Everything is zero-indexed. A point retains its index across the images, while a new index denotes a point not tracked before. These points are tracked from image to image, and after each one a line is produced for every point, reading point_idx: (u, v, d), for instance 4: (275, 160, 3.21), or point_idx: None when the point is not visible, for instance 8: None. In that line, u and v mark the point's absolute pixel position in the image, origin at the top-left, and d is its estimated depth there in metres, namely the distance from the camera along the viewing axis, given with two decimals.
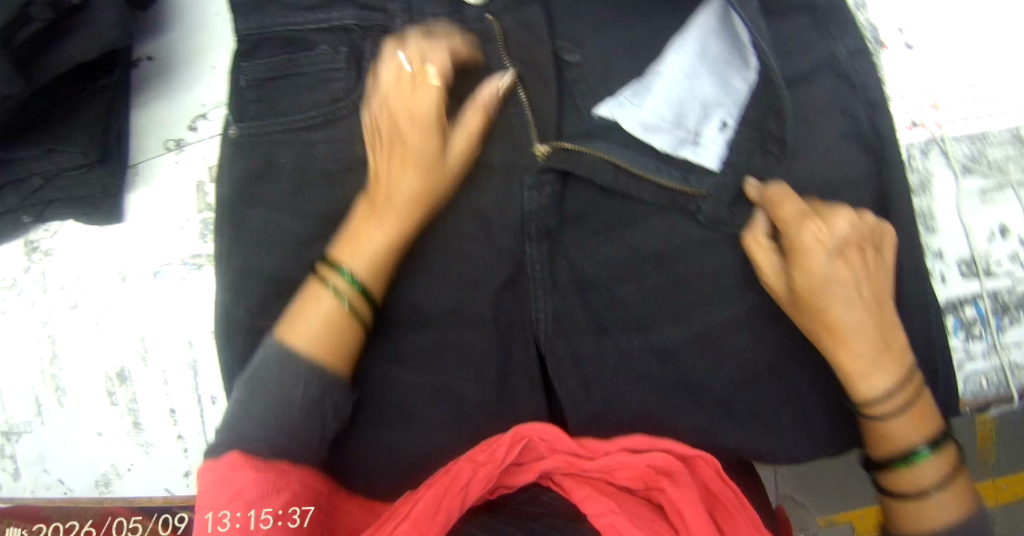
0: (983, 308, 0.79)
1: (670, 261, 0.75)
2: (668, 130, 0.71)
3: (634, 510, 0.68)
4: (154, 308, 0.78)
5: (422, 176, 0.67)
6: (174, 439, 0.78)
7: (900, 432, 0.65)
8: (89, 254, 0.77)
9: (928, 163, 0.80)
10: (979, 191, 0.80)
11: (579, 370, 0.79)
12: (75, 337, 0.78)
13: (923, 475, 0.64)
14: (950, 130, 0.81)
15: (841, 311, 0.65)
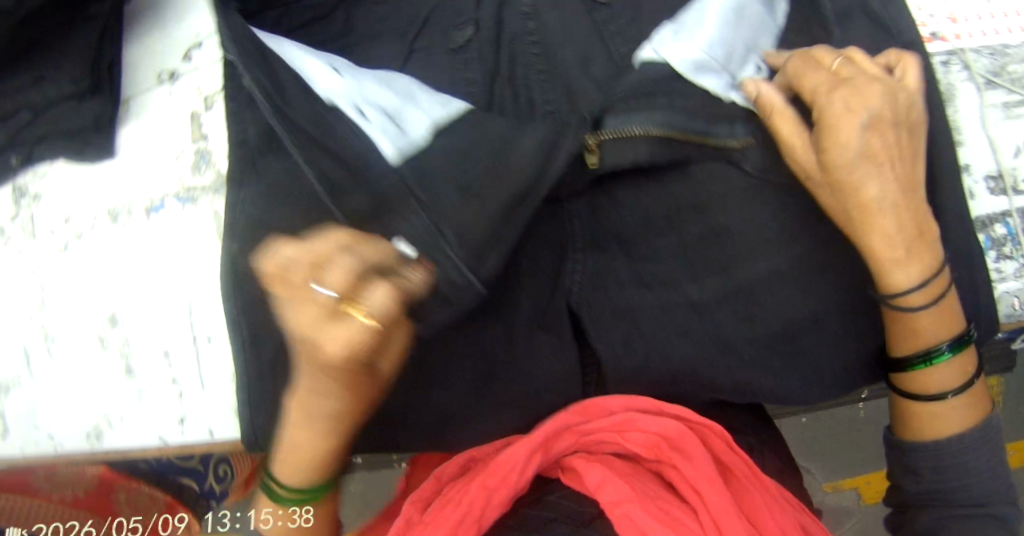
0: (1013, 225, 0.73)
1: (714, 208, 0.67)
2: (715, 66, 0.65)
3: (649, 494, 0.60)
4: (144, 244, 0.70)
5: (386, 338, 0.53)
6: (169, 383, 0.70)
7: (923, 332, 0.65)
8: (85, 192, 0.72)
9: (959, 76, 0.76)
10: (1003, 104, 0.75)
11: (620, 321, 0.71)
12: (64, 280, 0.71)
13: (939, 379, 0.66)
14: (965, 42, 0.78)
15: (869, 187, 0.60)
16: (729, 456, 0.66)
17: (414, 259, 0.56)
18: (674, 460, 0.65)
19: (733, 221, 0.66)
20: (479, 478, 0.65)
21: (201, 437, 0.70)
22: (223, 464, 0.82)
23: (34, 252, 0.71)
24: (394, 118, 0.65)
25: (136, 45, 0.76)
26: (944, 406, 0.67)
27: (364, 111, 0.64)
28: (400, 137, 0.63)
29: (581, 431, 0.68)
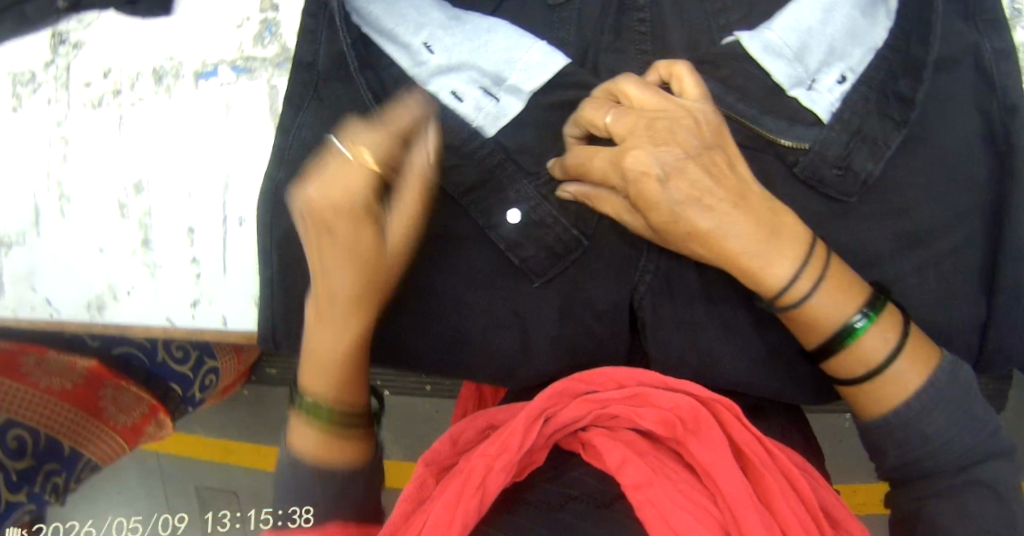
0: None
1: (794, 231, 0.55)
2: (789, 59, 0.55)
3: (674, 475, 0.48)
4: (185, 115, 0.65)
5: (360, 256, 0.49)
6: (187, 261, 0.65)
7: (892, 390, 0.52)
8: (128, 49, 0.67)
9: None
10: None
11: (679, 329, 0.58)
12: (92, 137, 0.67)
13: (902, 375, 0.51)
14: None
15: (778, 270, 0.50)
16: (751, 441, 0.51)
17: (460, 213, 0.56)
18: (682, 436, 0.51)
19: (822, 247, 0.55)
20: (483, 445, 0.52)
21: (214, 324, 0.65)
22: (211, 376, 0.86)
23: (64, 103, 0.67)
24: (490, 89, 0.59)
25: None
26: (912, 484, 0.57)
27: (458, 90, 0.58)
28: (496, 118, 0.59)
29: (597, 401, 0.54)
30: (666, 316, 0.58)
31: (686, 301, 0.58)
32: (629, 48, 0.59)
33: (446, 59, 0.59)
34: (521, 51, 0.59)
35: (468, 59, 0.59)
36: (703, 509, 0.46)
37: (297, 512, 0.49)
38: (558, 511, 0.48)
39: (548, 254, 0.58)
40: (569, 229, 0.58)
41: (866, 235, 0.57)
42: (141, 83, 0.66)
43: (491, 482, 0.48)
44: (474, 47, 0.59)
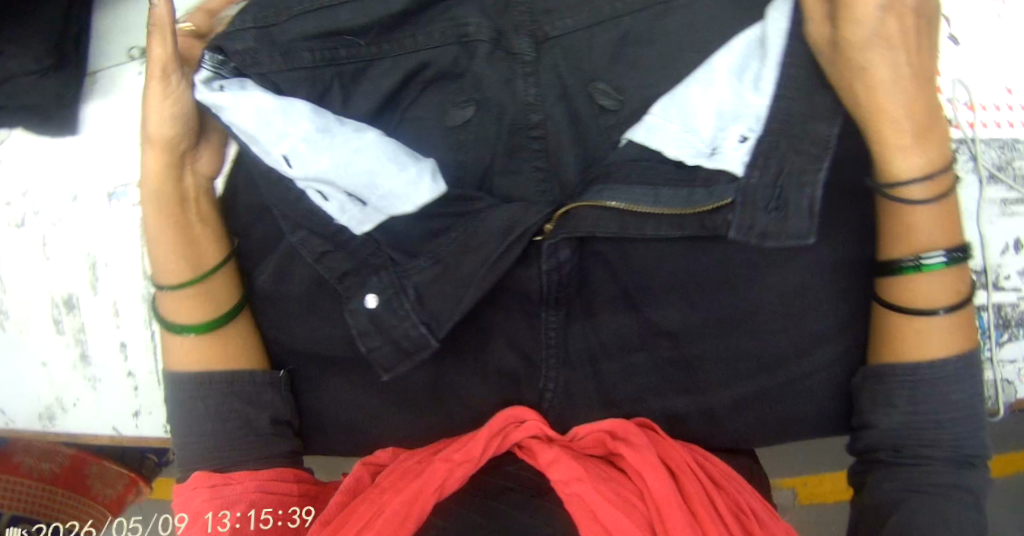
0: (984, 321, 0.64)
1: (684, 341, 0.59)
2: (678, 140, 0.54)
3: (607, 478, 0.52)
4: (105, 234, 0.66)
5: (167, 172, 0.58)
6: (122, 376, 0.67)
7: (932, 293, 0.52)
8: (43, 167, 0.66)
9: (963, 161, 0.62)
10: (1002, 200, 0.62)
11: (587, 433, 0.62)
12: (17, 255, 0.67)
13: (931, 288, 0.52)
14: (986, 129, 0.62)
15: (918, 160, 0.50)
16: (679, 456, 0.55)
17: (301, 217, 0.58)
18: (620, 447, 0.55)
19: (708, 356, 0.59)
20: (444, 451, 0.55)
21: (155, 432, 0.68)
22: None
23: None
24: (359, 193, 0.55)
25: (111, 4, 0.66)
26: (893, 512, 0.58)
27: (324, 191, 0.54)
28: (363, 221, 0.55)
29: (543, 428, 0.57)
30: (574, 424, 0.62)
31: (591, 410, 0.61)
32: (522, 168, 0.59)
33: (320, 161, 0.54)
34: (384, 175, 0.55)
35: (326, 174, 0.53)
36: (629, 503, 0.50)
37: (297, 512, 0.57)
38: (499, 499, 0.52)
39: (393, 348, 0.57)
40: (418, 325, 0.56)
41: (763, 337, 0.58)
42: (59, 202, 0.66)
43: (438, 478, 0.52)
44: (332, 156, 0.54)
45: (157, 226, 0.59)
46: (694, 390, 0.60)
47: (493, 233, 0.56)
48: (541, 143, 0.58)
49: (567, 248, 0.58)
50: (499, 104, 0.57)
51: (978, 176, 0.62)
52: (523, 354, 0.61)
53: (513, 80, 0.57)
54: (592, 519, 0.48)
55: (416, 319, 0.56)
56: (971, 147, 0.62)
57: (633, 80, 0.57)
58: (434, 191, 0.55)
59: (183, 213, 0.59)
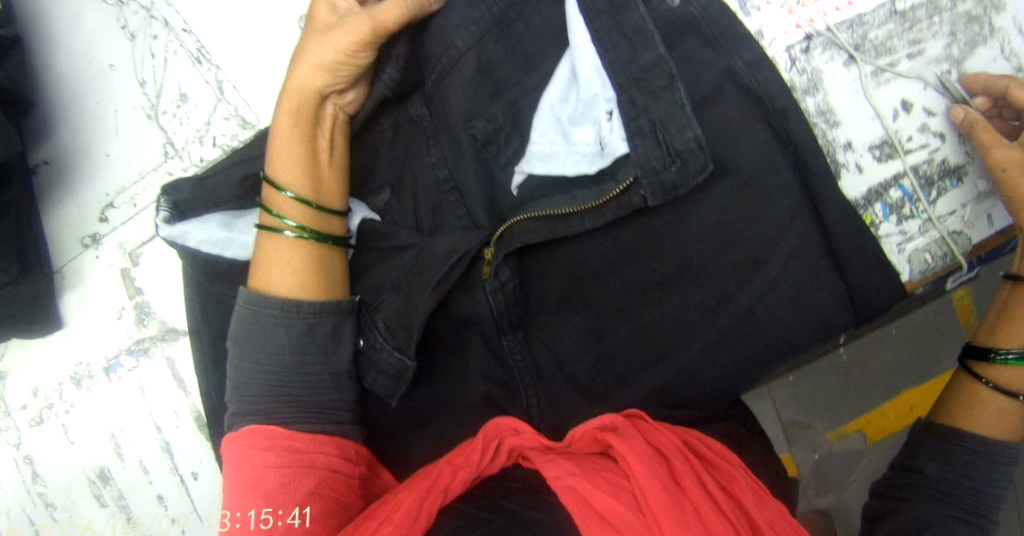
0: (908, 187, 0.67)
1: (633, 311, 0.64)
2: (564, 152, 0.60)
3: (596, 468, 0.54)
4: (114, 406, 0.72)
5: (312, 62, 0.59)
6: (169, 525, 0.72)
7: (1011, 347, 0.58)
8: (45, 362, 0.73)
9: (819, 55, 0.66)
10: (870, 73, 0.66)
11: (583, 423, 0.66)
12: (46, 448, 0.74)
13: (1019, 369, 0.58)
14: (829, 18, 0.66)
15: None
16: (666, 442, 0.57)
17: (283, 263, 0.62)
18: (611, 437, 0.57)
19: (659, 318, 0.64)
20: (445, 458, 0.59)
21: None
22: None
23: (12, 428, 0.74)
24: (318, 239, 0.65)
25: (53, 206, 0.70)
26: (1008, 407, 0.58)
27: None
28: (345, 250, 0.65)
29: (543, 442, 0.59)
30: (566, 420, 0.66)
31: (578, 406, 0.66)
32: (449, 219, 0.66)
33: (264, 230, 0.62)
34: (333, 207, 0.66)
35: None
36: (614, 486, 0.52)
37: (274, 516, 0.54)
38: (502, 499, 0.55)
39: (388, 378, 0.63)
40: (393, 354, 0.62)
41: (703, 283, 0.63)
42: (65, 392, 0.73)
43: (443, 487, 0.56)
44: None
45: (289, 163, 0.60)
46: (662, 353, 0.64)
47: (438, 259, 0.61)
48: (456, 194, 0.66)
49: (506, 270, 0.62)
50: (411, 180, 0.68)
51: (839, 61, 0.66)
52: (498, 382, 0.66)
53: (417, 146, 0.67)
54: (584, 508, 0.50)
55: (390, 348, 0.62)
56: (822, 38, 0.66)
57: (502, 109, 0.63)
58: (373, 219, 0.66)
59: (317, 134, 0.61)
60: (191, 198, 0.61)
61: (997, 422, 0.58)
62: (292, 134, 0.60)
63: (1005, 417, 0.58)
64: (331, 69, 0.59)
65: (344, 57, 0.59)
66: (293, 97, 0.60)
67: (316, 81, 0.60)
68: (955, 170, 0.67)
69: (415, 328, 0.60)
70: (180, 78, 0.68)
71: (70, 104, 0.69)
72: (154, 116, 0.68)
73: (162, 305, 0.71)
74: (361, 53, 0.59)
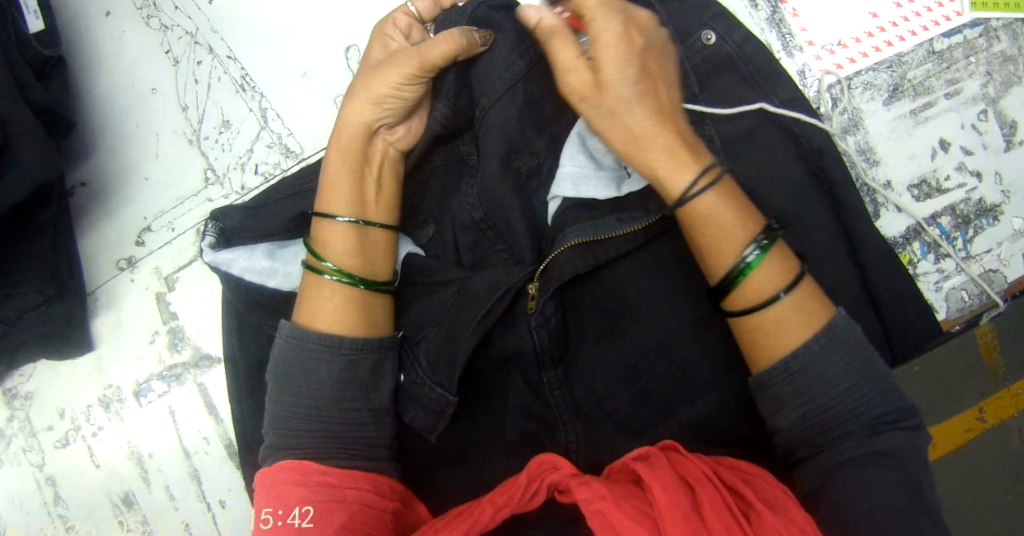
0: (945, 226, 0.67)
1: (673, 348, 0.63)
2: (595, 176, 0.61)
3: (626, 495, 0.51)
4: (141, 431, 0.71)
5: (361, 99, 0.60)
6: None
7: (765, 281, 0.50)
8: (74, 384, 0.72)
9: (858, 94, 0.67)
10: (908, 113, 0.67)
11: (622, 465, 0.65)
12: (71, 470, 0.73)
13: (765, 284, 0.50)
14: (867, 58, 0.67)
15: None
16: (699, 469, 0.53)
17: None
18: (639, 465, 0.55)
19: (697, 355, 0.63)
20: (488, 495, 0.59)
21: None
22: None
23: (38, 449, 0.73)
24: None
25: (89, 229, 0.70)
26: (788, 307, 0.50)
27: None
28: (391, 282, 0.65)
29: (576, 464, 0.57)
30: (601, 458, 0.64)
31: (617, 444, 0.64)
32: (490, 255, 0.65)
33: None
34: None
35: None
36: (638, 517, 0.49)
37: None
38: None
39: (428, 413, 0.63)
40: (435, 389, 0.62)
41: None
42: (94, 414, 0.72)
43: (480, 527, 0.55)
44: None
45: (339, 200, 0.60)
46: (704, 392, 0.63)
47: (479, 294, 0.61)
48: (496, 234, 0.64)
49: (551, 306, 0.61)
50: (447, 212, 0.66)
51: (879, 101, 0.67)
52: (537, 416, 0.64)
53: (457, 176, 0.67)
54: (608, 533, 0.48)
55: (432, 383, 0.62)
56: (860, 79, 0.67)
57: (545, 143, 0.64)
58: (417, 254, 0.66)
59: (365, 168, 0.61)
60: (243, 226, 0.61)
61: (734, 237, 0.50)
62: (342, 171, 0.60)
63: (780, 329, 0.50)
64: (379, 103, 0.59)
65: (391, 88, 0.59)
66: (344, 134, 0.61)
67: (364, 115, 0.60)
68: (991, 209, 0.67)
69: (459, 360, 0.60)
70: (224, 104, 0.68)
71: (112, 127, 0.69)
72: (196, 141, 0.68)
73: (196, 331, 0.69)
74: (409, 85, 0.59)
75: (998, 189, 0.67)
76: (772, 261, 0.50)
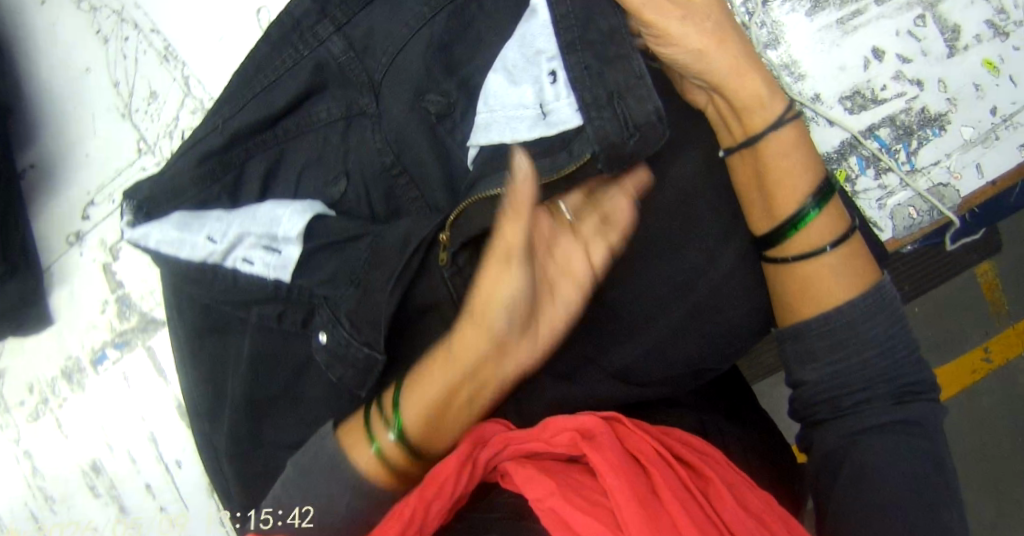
0: (884, 138, 0.64)
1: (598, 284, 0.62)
2: (507, 120, 0.60)
3: (574, 482, 0.48)
4: (102, 398, 0.74)
5: (549, 294, 0.52)
6: (156, 514, 0.73)
7: (813, 236, 0.59)
8: (39, 358, 0.75)
9: (778, 8, 0.64)
10: (835, 23, 0.63)
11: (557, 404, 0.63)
12: (41, 443, 0.76)
13: (813, 236, 0.58)
14: None
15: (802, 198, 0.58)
16: (638, 446, 0.52)
17: (245, 266, 0.64)
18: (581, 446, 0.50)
19: (624, 292, 0.62)
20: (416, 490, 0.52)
21: None
22: None
23: (12, 424, 0.76)
24: (271, 245, 0.64)
25: (38, 210, 0.73)
26: (830, 260, 0.58)
27: (246, 255, 0.64)
28: (284, 266, 0.63)
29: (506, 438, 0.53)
30: (537, 401, 0.63)
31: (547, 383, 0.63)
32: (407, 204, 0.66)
33: (226, 240, 0.64)
34: (282, 209, 0.64)
35: (239, 230, 0.64)
36: (593, 507, 0.45)
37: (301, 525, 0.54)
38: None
39: (355, 371, 0.61)
40: (362, 349, 0.60)
41: (674, 255, 0.61)
42: (59, 386, 0.75)
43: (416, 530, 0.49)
44: (241, 217, 0.64)
45: (434, 381, 0.54)
46: (634, 328, 0.62)
47: (395, 246, 0.60)
48: (406, 177, 0.65)
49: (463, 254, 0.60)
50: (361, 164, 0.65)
51: (801, 13, 0.64)
52: None
53: None
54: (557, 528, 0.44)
55: (358, 343, 0.60)
56: None
57: (456, 84, 0.64)
58: (326, 216, 0.64)
59: (523, 322, 0.51)
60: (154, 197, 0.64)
61: (800, 188, 0.58)
62: (443, 378, 0.54)
63: (826, 276, 0.58)
64: (557, 267, 0.52)
65: (576, 253, 0.51)
66: (483, 295, 0.50)
67: (557, 275, 0.52)
68: (936, 118, 0.64)
69: (384, 318, 0.59)
70: (151, 76, 0.70)
71: (51, 109, 0.72)
72: (128, 114, 0.71)
73: (140, 297, 0.73)
74: (591, 261, 0.51)
75: (942, 97, 0.64)
76: (826, 215, 0.59)
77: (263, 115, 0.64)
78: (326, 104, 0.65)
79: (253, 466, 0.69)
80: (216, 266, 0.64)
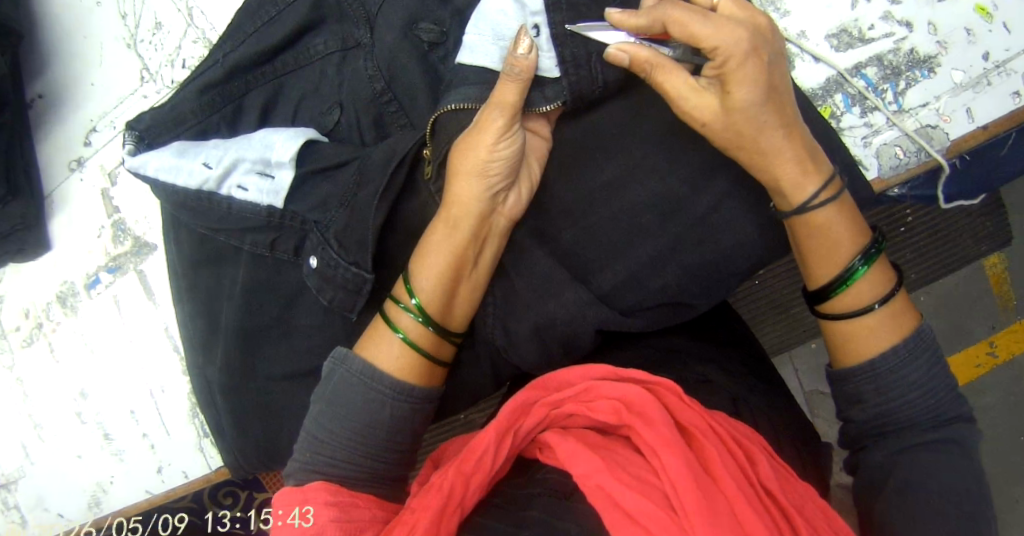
0: (870, 77, 0.64)
1: (578, 212, 0.62)
2: (487, 47, 0.59)
3: (621, 459, 0.45)
4: (92, 323, 0.75)
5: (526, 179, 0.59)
6: (140, 439, 0.75)
7: (859, 297, 0.53)
8: (37, 282, 0.77)
9: None
10: None
11: (536, 336, 0.62)
12: (32, 369, 0.76)
13: (862, 295, 0.53)
14: None
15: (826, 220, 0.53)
16: (692, 415, 0.48)
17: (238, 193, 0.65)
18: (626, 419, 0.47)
19: (604, 220, 0.61)
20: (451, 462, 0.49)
21: (179, 479, 0.74)
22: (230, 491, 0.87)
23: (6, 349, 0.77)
24: (265, 171, 0.64)
25: (43, 136, 0.76)
26: (878, 318, 0.53)
27: (241, 182, 0.65)
28: (276, 191, 0.64)
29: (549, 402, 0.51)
30: (517, 330, 0.63)
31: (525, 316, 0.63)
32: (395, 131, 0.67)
33: (221, 166, 0.64)
34: (276, 135, 0.65)
35: (235, 157, 0.64)
36: (648, 488, 0.43)
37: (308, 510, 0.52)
38: (521, 511, 0.48)
39: (345, 292, 0.63)
40: (350, 269, 0.62)
41: (655, 184, 0.60)
42: (53, 311, 0.76)
43: (457, 505, 0.47)
44: (236, 144, 0.65)
45: (431, 266, 0.57)
46: (615, 257, 0.61)
47: (378, 164, 0.62)
48: (397, 105, 0.66)
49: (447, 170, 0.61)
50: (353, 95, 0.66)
51: None
52: None
53: None
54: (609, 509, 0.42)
55: (347, 263, 0.62)
56: None
57: (451, 13, 0.64)
58: (319, 140, 0.65)
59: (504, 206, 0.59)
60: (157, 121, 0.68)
61: (845, 248, 0.53)
62: (447, 242, 0.57)
63: (876, 339, 0.53)
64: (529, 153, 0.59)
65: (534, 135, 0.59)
66: (474, 164, 0.55)
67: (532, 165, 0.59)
68: (925, 60, 0.63)
69: (368, 235, 0.61)
70: (156, 7, 0.73)
71: (60, 40, 0.75)
72: (133, 44, 0.74)
73: (135, 223, 0.75)
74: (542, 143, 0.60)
75: (932, 39, 0.63)
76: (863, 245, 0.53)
77: (262, 45, 0.67)
78: (324, 37, 0.67)
79: (235, 389, 0.70)
80: (211, 193, 0.65)
